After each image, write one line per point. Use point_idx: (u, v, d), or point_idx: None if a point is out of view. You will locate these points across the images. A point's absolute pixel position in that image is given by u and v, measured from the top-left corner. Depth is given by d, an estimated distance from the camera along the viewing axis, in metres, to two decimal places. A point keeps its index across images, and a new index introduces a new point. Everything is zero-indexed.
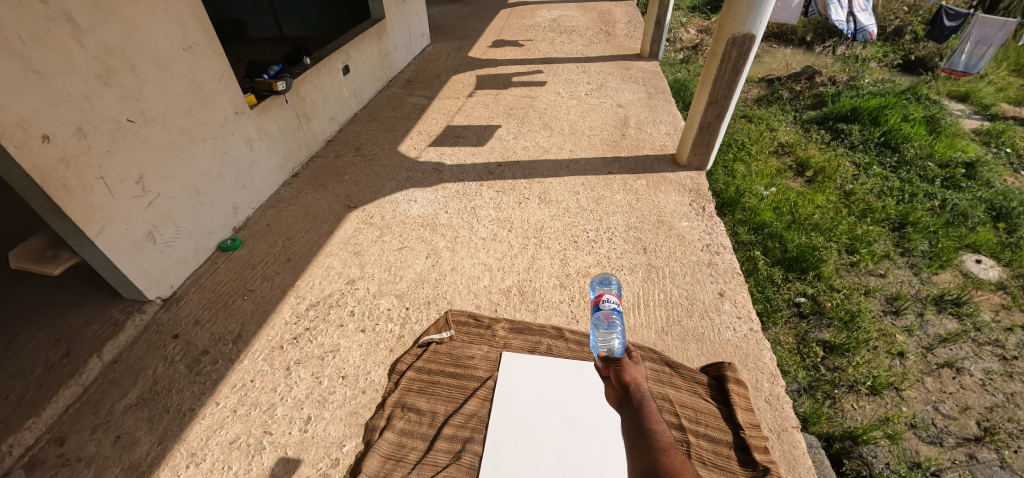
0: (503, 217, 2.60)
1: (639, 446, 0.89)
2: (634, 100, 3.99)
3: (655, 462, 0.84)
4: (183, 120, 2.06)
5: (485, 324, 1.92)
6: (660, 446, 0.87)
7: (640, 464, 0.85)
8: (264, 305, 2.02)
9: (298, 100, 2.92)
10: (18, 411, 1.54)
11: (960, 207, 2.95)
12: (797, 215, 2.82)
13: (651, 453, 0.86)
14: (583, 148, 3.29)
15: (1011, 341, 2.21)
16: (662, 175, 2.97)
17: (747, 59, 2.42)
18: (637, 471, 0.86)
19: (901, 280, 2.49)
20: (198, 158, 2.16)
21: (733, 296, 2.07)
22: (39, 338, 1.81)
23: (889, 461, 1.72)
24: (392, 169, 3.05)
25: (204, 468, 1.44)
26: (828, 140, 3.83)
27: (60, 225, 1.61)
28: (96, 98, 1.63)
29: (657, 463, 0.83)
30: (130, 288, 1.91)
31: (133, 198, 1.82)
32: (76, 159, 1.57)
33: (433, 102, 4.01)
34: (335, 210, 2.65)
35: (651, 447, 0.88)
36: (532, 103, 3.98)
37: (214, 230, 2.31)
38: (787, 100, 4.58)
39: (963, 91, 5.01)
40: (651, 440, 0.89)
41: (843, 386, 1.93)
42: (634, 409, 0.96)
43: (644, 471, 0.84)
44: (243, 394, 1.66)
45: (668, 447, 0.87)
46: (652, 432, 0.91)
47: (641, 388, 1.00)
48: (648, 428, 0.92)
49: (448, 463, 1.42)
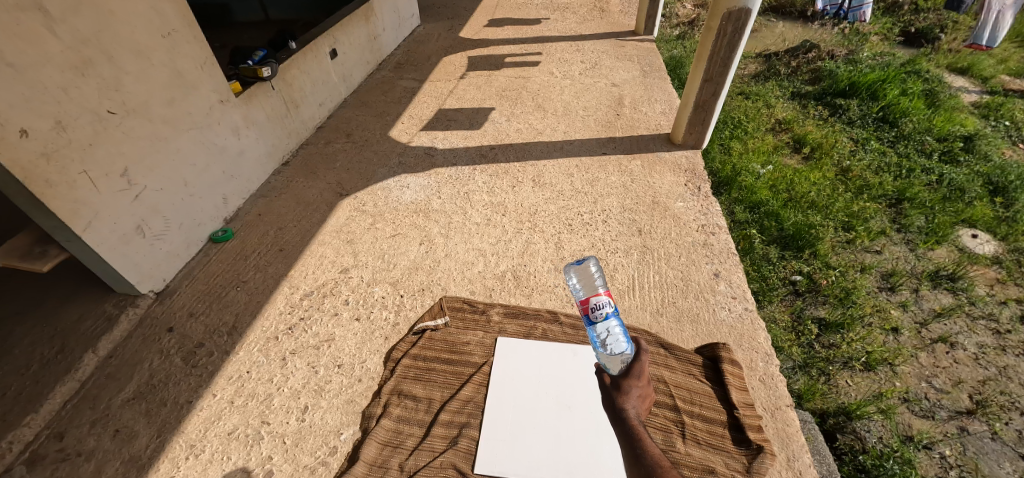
0: (497, 202, 2.57)
1: (636, 468, 0.94)
2: (629, 79, 3.91)
3: None
4: (166, 111, 2.00)
5: (480, 309, 1.92)
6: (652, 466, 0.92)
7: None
8: (258, 296, 2.01)
9: (285, 86, 2.86)
10: (15, 408, 1.53)
11: (958, 182, 2.93)
12: (794, 193, 2.79)
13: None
14: (577, 129, 3.24)
15: (1005, 314, 2.22)
16: (658, 155, 2.93)
17: (744, 34, 2.34)
18: None
19: (897, 256, 2.49)
20: (184, 149, 2.12)
21: (729, 276, 2.06)
22: (33, 335, 1.79)
23: (882, 435, 1.73)
24: (383, 155, 3.00)
25: (204, 459, 1.44)
26: (826, 116, 3.77)
27: (45, 220, 1.58)
28: (74, 89, 1.58)
29: None
30: (122, 283, 1.89)
31: (119, 192, 1.79)
32: (57, 153, 1.53)
33: (424, 85, 3.92)
34: (327, 198, 2.61)
35: (647, 468, 0.92)
36: (525, 84, 3.89)
37: (204, 221, 2.28)
38: (785, 76, 4.48)
39: (963, 63, 4.91)
40: (642, 461, 0.94)
41: (838, 362, 1.95)
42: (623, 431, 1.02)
43: None
44: (240, 385, 1.66)
45: (661, 465, 0.92)
46: (642, 453, 0.96)
47: (626, 409, 1.05)
48: (637, 451, 0.97)
49: (445, 448, 1.43)
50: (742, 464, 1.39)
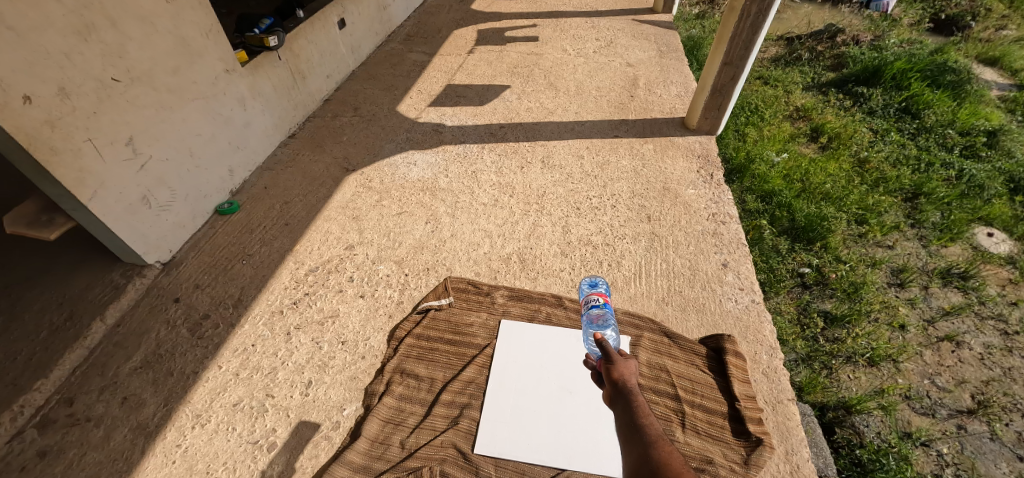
0: (505, 182, 2.53)
1: (633, 441, 0.85)
2: (644, 59, 3.78)
3: (647, 455, 0.80)
4: (170, 79, 1.95)
5: (484, 290, 1.91)
6: (652, 437, 0.84)
7: (631, 457, 0.82)
8: (263, 270, 2.00)
9: (292, 56, 2.77)
10: (26, 373, 1.55)
11: (978, 178, 2.84)
12: (808, 184, 2.73)
13: (641, 448, 0.82)
14: (589, 110, 3.15)
15: (1014, 315, 2.19)
16: (671, 139, 2.86)
17: (769, 16, 2.23)
18: (633, 461, 0.81)
19: (908, 251, 2.45)
20: (189, 119, 2.07)
21: (737, 267, 2.03)
22: (42, 301, 1.81)
23: (880, 431, 1.74)
24: (391, 130, 2.94)
25: (209, 429, 1.47)
26: (846, 105, 3.65)
27: (51, 188, 1.57)
28: (77, 55, 1.53)
29: (648, 456, 0.80)
30: (129, 253, 1.89)
31: (124, 161, 1.76)
32: (62, 121, 1.50)
33: (433, 59, 3.81)
34: (333, 173, 2.57)
35: (645, 440, 0.83)
36: (537, 61, 3.77)
37: (210, 194, 2.25)
38: (806, 61, 4.32)
39: (994, 54, 4.70)
40: (641, 433, 0.85)
41: (841, 356, 1.94)
42: (624, 404, 0.93)
43: (638, 461, 0.80)
44: (245, 358, 1.68)
45: (660, 440, 0.83)
46: (642, 427, 0.87)
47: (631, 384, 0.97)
48: (638, 422, 0.88)
49: (445, 428, 1.45)
50: (740, 456, 1.40)
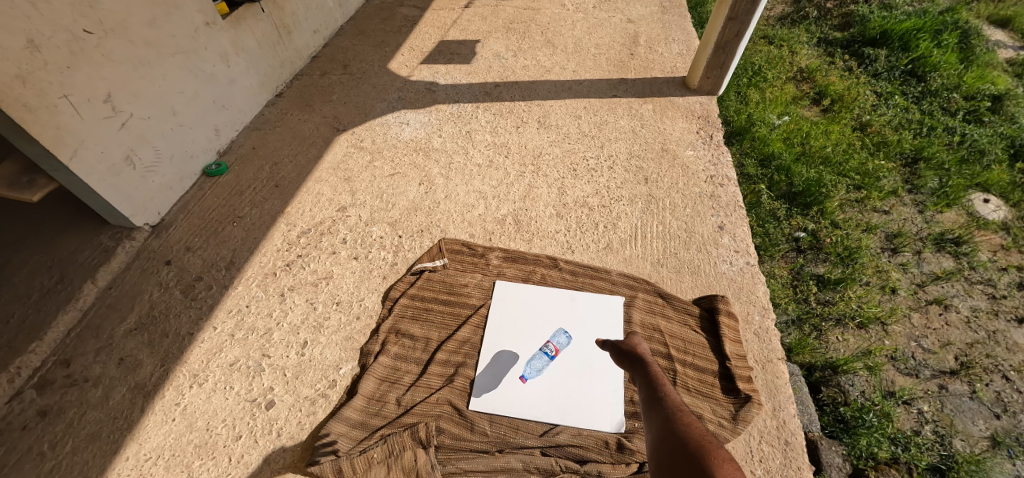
0: (500, 142, 2.45)
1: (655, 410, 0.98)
2: (646, 15, 3.60)
3: (668, 417, 0.92)
4: (147, 31, 1.83)
5: (479, 252, 1.89)
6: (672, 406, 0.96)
7: (654, 421, 0.94)
8: (254, 232, 1.97)
9: (276, 9, 2.60)
10: (20, 335, 1.54)
11: (979, 144, 2.80)
12: (808, 147, 2.68)
13: (663, 414, 0.95)
14: (587, 68, 3.02)
15: (1003, 280, 2.22)
16: (671, 99, 2.77)
17: None
18: (657, 422, 0.93)
19: (904, 217, 2.44)
20: (170, 75, 1.96)
21: (733, 230, 2.02)
22: (30, 264, 1.77)
23: (865, 389, 1.79)
24: (381, 89, 2.82)
25: (207, 388, 1.48)
26: (851, 67, 3.53)
27: (28, 147, 1.49)
28: (43, 4, 1.42)
29: (670, 417, 0.92)
30: (116, 215, 1.84)
31: (105, 120, 1.67)
32: (33, 76, 1.41)
33: (424, 13, 3.61)
34: (323, 133, 2.48)
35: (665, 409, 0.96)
36: (534, 16, 3.58)
37: (196, 154, 2.17)
38: (813, 20, 4.15)
39: (1007, 15, 4.53)
40: (662, 404, 0.98)
41: (831, 319, 1.97)
42: (647, 385, 1.08)
43: (662, 422, 0.92)
44: (240, 319, 1.67)
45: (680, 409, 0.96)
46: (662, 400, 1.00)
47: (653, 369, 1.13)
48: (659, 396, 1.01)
49: (441, 386, 1.47)
50: (728, 412, 1.44)
